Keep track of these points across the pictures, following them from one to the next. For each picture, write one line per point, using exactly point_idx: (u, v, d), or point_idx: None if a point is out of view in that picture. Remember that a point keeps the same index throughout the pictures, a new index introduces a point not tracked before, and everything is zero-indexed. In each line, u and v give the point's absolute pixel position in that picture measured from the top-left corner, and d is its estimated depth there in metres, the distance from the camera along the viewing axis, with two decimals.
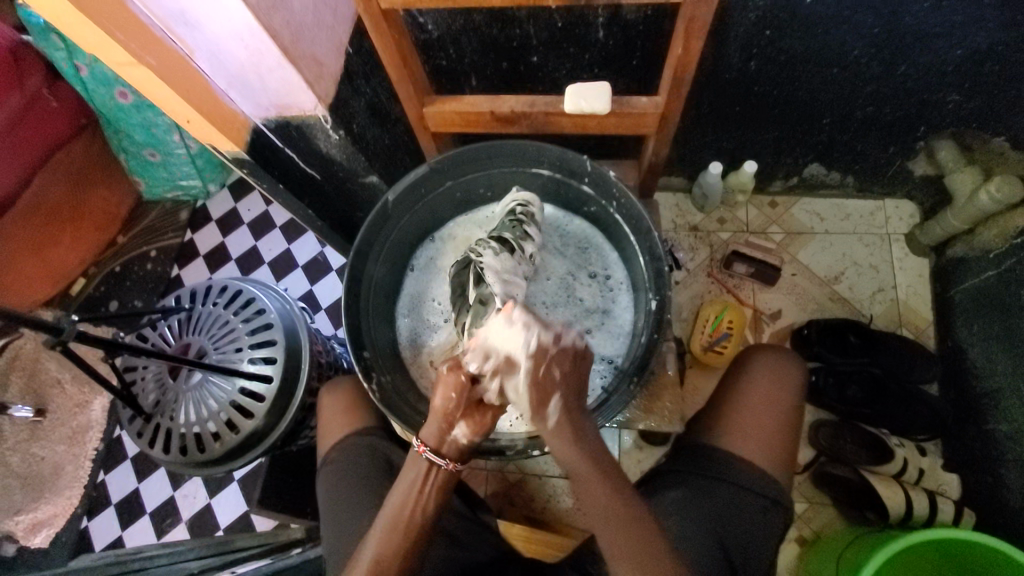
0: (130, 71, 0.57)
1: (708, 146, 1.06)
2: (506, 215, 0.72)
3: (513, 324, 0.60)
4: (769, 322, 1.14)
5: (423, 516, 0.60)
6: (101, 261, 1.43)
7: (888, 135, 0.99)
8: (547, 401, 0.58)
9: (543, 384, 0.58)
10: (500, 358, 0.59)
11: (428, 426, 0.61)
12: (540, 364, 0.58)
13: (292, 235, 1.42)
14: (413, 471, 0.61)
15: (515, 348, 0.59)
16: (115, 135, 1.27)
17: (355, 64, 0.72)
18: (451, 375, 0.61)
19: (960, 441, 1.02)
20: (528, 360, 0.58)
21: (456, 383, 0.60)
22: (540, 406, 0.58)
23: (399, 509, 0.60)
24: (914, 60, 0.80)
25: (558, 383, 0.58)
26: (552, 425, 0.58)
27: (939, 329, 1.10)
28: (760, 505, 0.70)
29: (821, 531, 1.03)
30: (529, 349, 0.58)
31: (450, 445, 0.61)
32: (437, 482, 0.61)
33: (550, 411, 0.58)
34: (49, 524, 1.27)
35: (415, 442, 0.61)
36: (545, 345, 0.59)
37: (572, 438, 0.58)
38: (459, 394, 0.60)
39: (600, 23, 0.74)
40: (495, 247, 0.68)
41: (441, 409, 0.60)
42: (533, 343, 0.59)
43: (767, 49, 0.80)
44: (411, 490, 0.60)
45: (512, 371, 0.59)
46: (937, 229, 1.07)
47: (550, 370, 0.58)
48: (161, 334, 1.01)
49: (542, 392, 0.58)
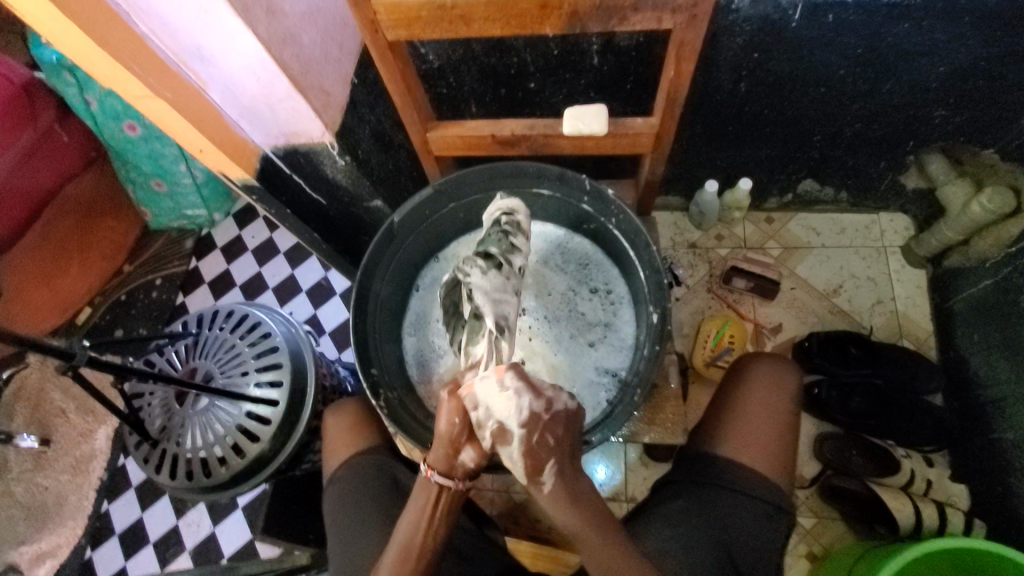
0: (147, 104, 0.60)
1: (703, 165, 1.09)
2: (491, 226, 0.70)
3: (506, 389, 0.58)
4: (771, 336, 1.15)
5: (434, 536, 0.61)
6: (107, 289, 1.45)
7: (879, 151, 1.01)
8: (542, 471, 0.58)
9: (537, 451, 0.58)
10: (494, 423, 0.58)
11: (436, 454, 0.60)
12: (533, 432, 0.58)
13: (297, 260, 1.45)
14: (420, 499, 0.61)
15: (507, 416, 0.57)
16: (123, 167, 1.30)
17: (361, 93, 0.75)
18: (456, 401, 0.59)
19: (966, 451, 1.02)
20: (519, 427, 0.57)
21: (462, 409, 0.59)
22: (535, 474, 0.58)
23: (409, 537, 0.60)
24: (898, 77, 0.83)
25: (551, 451, 0.58)
26: (547, 491, 0.58)
27: (940, 339, 1.11)
28: (762, 512, 0.70)
29: (831, 547, 1.02)
30: (523, 419, 0.57)
31: (458, 466, 0.61)
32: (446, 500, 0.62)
33: (545, 477, 0.58)
34: (52, 556, 1.26)
35: (423, 466, 0.61)
36: (537, 413, 0.58)
37: (570, 507, 0.59)
38: (465, 420, 0.59)
39: (595, 50, 0.77)
40: (481, 264, 0.67)
41: (447, 437, 0.60)
42: (525, 411, 0.57)
43: (756, 71, 0.83)
44: (418, 518, 0.61)
45: (504, 442, 0.58)
46: (932, 241, 1.09)
47: (543, 437, 0.58)
48: (167, 359, 1.02)
49: (536, 459, 0.58)
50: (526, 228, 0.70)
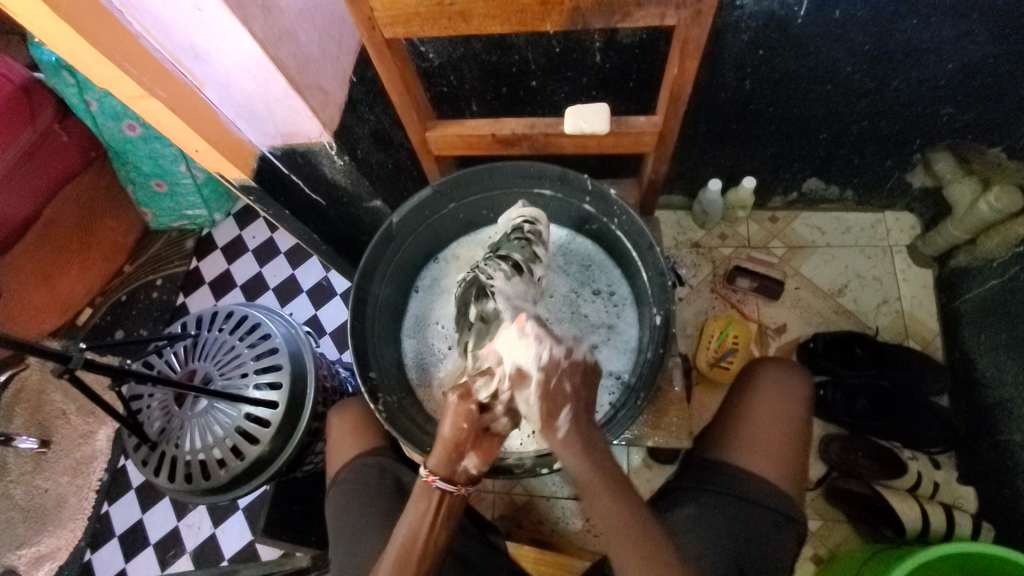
0: (142, 104, 0.59)
1: (706, 164, 1.07)
2: (512, 231, 0.70)
3: (525, 334, 0.61)
4: (775, 337, 1.13)
5: (433, 545, 0.60)
6: (108, 290, 1.44)
7: (885, 149, 1.00)
8: (557, 415, 0.57)
9: (553, 395, 0.58)
10: (511, 367, 0.59)
11: (439, 458, 0.59)
12: (551, 376, 0.58)
13: (297, 260, 1.44)
14: (420, 505, 0.60)
15: (525, 356, 0.59)
16: (123, 167, 1.30)
17: (359, 92, 0.74)
18: (463, 404, 0.59)
19: (973, 452, 1.01)
20: (538, 369, 0.59)
21: (469, 411, 0.58)
22: (550, 417, 0.57)
23: (408, 545, 0.59)
24: (905, 74, 0.82)
25: (568, 396, 0.58)
26: (562, 436, 0.56)
27: (947, 339, 1.09)
28: (773, 520, 0.69)
29: (837, 550, 1.01)
30: (541, 361, 0.59)
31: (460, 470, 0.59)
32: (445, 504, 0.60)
33: (560, 421, 0.57)
34: (52, 558, 1.26)
35: (425, 472, 0.59)
36: (557, 358, 0.60)
37: (580, 451, 0.57)
38: (472, 423, 0.58)
39: (597, 47, 0.76)
40: (505, 269, 0.68)
41: (452, 440, 0.58)
42: (544, 355, 0.59)
43: (760, 68, 0.82)
44: (418, 526, 0.59)
45: (523, 381, 0.59)
46: (939, 240, 1.07)
47: (562, 384, 0.59)
48: (166, 361, 1.01)
49: (553, 406, 0.57)
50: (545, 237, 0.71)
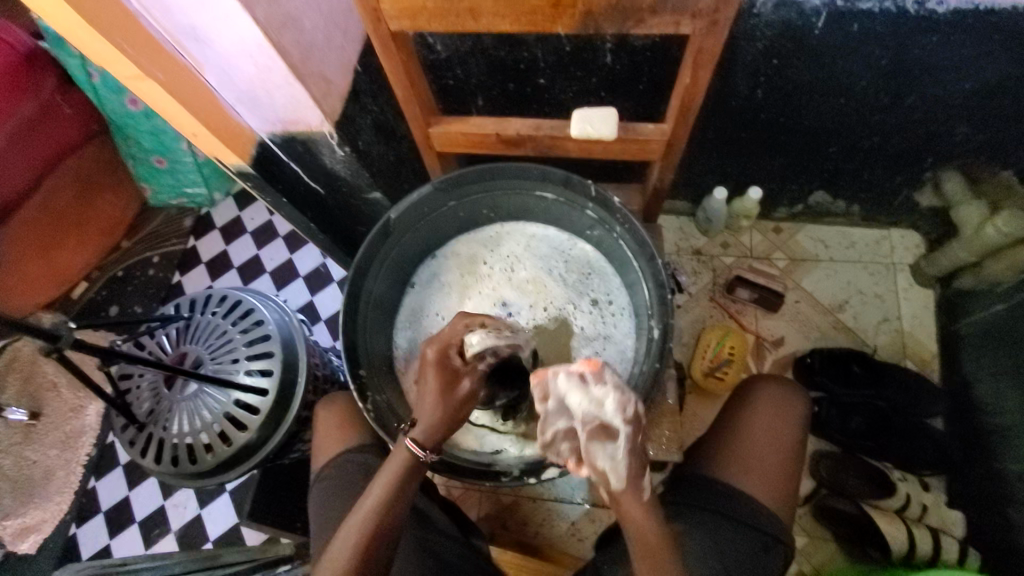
0: (139, 85, 0.57)
1: (713, 172, 1.06)
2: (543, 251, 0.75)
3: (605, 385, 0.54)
4: (772, 349, 1.12)
5: (394, 518, 0.57)
6: (104, 265, 1.44)
7: (895, 165, 0.99)
8: (643, 476, 0.53)
9: (638, 456, 0.53)
10: (593, 421, 0.53)
11: (415, 424, 0.59)
12: (635, 433, 0.53)
13: (295, 245, 1.42)
14: (388, 476, 0.58)
15: (610, 411, 0.53)
16: (124, 142, 1.28)
17: (363, 82, 0.72)
18: (432, 373, 0.60)
19: (965, 476, 1.01)
20: (625, 427, 0.52)
21: (438, 376, 0.59)
22: (634, 479, 0.53)
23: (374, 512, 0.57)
24: (921, 92, 0.80)
25: (651, 455, 0.54)
26: (645, 498, 0.54)
27: (944, 361, 1.09)
28: (762, 544, 0.69)
29: (821, 566, 1.01)
30: (627, 417, 0.53)
31: (429, 435, 0.59)
32: (412, 472, 0.59)
33: (644, 481, 0.54)
34: (38, 532, 1.25)
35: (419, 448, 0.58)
36: (638, 412, 0.54)
37: (649, 516, 0.54)
38: (440, 391, 0.59)
39: (608, 48, 0.74)
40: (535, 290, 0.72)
41: (426, 406, 0.59)
42: (631, 410, 0.53)
43: (775, 78, 0.80)
44: (386, 495, 0.57)
45: (608, 437, 0.53)
46: (943, 261, 1.06)
47: (641, 440, 0.54)
48: (158, 342, 1.01)
49: (638, 465, 0.53)
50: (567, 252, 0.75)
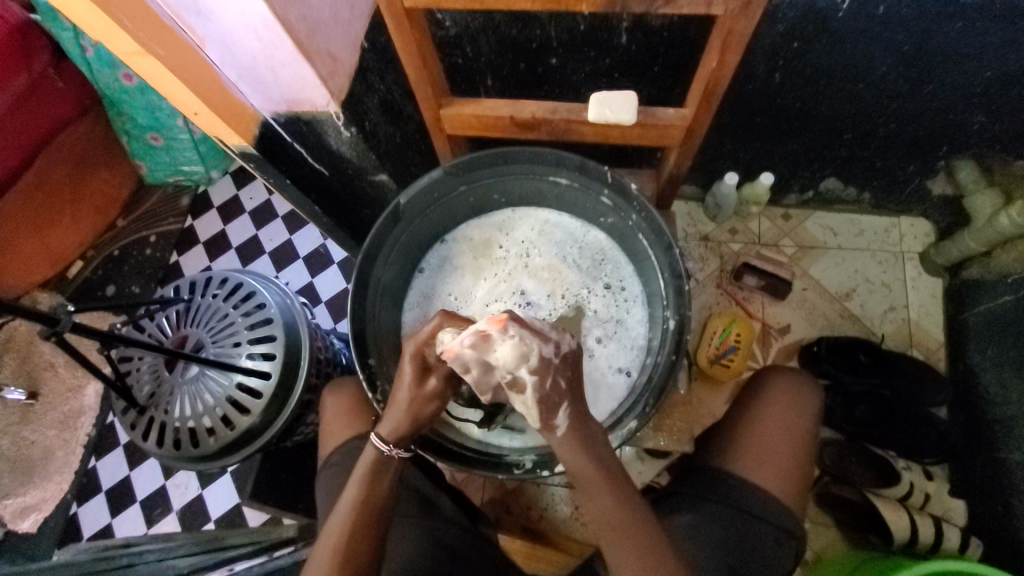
0: (138, 62, 0.55)
1: (724, 157, 1.04)
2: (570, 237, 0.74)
3: (509, 338, 0.53)
4: (778, 337, 1.12)
5: (375, 512, 0.59)
6: (100, 244, 1.41)
7: (911, 153, 0.97)
8: (555, 416, 0.54)
9: (549, 396, 0.53)
10: (506, 375, 0.53)
11: (384, 421, 0.60)
12: (544, 377, 0.53)
13: (294, 226, 1.40)
14: (360, 478, 0.60)
15: (517, 364, 0.52)
16: (118, 117, 1.24)
17: (370, 60, 0.69)
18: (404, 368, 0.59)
19: (968, 466, 1.01)
20: (532, 375, 0.53)
21: (408, 372, 0.58)
22: (549, 417, 0.54)
23: (350, 512, 0.59)
24: (942, 79, 0.78)
25: (565, 394, 0.54)
26: (562, 434, 0.54)
27: (950, 351, 1.08)
28: (774, 537, 0.69)
29: (823, 553, 1.02)
30: (530, 366, 0.53)
31: (396, 432, 0.59)
32: (382, 469, 0.60)
33: (559, 420, 0.54)
34: (38, 510, 1.25)
35: (386, 443, 0.60)
36: (547, 358, 0.53)
37: (583, 450, 0.54)
38: (411, 389, 0.59)
39: (624, 28, 0.72)
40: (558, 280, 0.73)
41: (396, 403, 0.59)
42: (534, 358, 0.53)
43: (794, 61, 0.78)
44: (362, 491, 0.60)
45: (517, 387, 0.53)
46: (953, 250, 1.05)
47: (555, 381, 0.54)
48: (158, 325, 0.99)
49: (552, 404, 0.53)
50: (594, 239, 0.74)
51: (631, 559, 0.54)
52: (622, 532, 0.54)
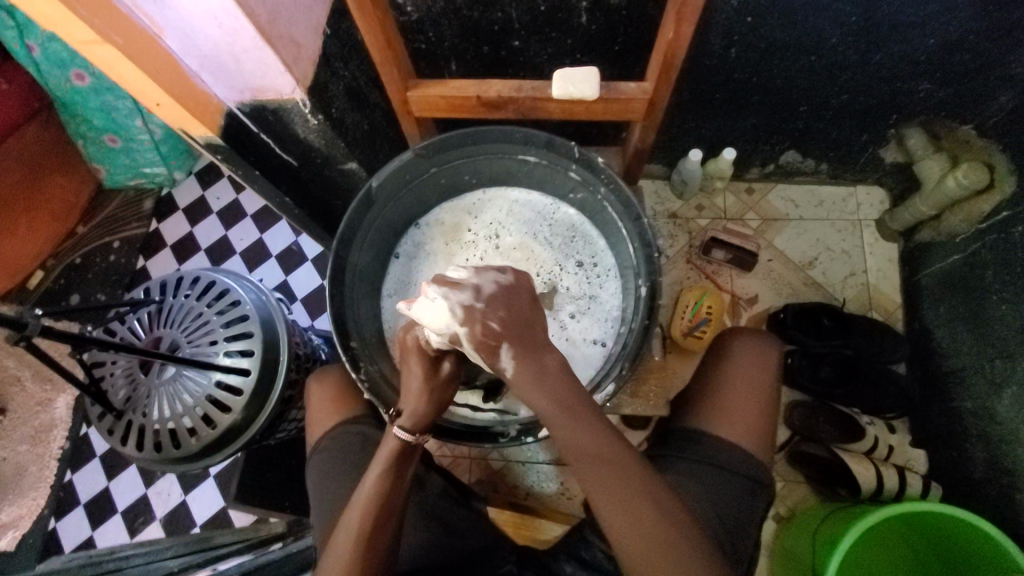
0: (94, 50, 0.54)
1: (687, 134, 1.07)
2: (539, 215, 0.76)
3: (433, 299, 0.54)
4: (747, 307, 1.16)
5: (391, 504, 0.60)
6: (60, 252, 1.37)
7: (862, 123, 1.01)
8: (496, 357, 0.52)
9: (485, 341, 0.52)
10: (442, 335, 0.54)
11: (403, 415, 0.60)
12: (475, 325, 0.53)
13: (264, 224, 1.38)
14: (380, 468, 0.60)
15: (446, 324, 0.53)
16: (72, 120, 1.21)
17: (333, 46, 0.69)
18: (413, 364, 0.60)
19: (927, 417, 1.07)
20: (461, 327, 0.53)
21: (419, 364, 0.59)
22: (496, 364, 0.53)
23: (372, 500, 0.59)
24: (886, 49, 0.82)
25: (499, 335, 0.52)
26: (511, 375, 0.52)
27: (907, 311, 1.14)
28: (745, 487, 0.73)
29: (796, 508, 1.07)
30: (456, 316, 0.53)
31: (417, 422, 0.60)
32: (404, 460, 0.61)
33: (504, 362, 0.52)
34: (15, 527, 1.22)
35: (410, 434, 0.60)
36: (467, 305, 0.53)
37: (536, 384, 0.51)
38: (426, 378, 0.60)
39: (583, 7, 0.73)
40: (526, 256, 0.74)
41: (413, 393, 0.60)
42: (456, 308, 0.53)
43: (747, 36, 0.81)
44: (377, 487, 0.60)
45: (456, 342, 0.54)
46: (906, 215, 1.10)
47: (487, 326, 0.52)
48: (130, 327, 0.97)
49: (489, 348, 0.52)
50: (560, 216, 0.76)
51: (599, 481, 0.53)
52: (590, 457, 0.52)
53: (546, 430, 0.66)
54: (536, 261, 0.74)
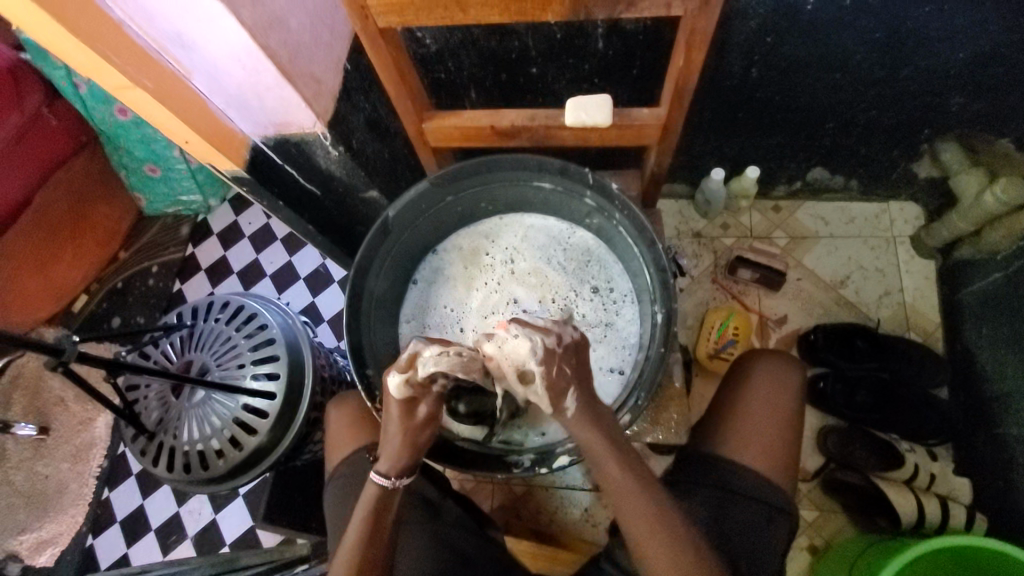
0: (126, 93, 0.57)
1: (711, 153, 1.06)
2: (554, 240, 0.76)
3: (515, 335, 0.55)
4: (776, 328, 1.12)
5: (377, 548, 0.60)
6: (104, 276, 1.43)
7: (892, 139, 0.98)
8: (563, 400, 0.56)
9: (558, 382, 0.55)
10: (514, 369, 0.55)
11: (382, 457, 0.60)
12: (552, 366, 0.55)
13: (293, 248, 1.42)
14: (361, 522, 0.60)
15: (523, 359, 0.54)
16: (116, 151, 1.27)
17: (354, 80, 0.71)
18: (392, 408, 0.59)
19: (971, 444, 1.01)
20: (539, 366, 0.54)
21: (399, 407, 0.58)
22: (558, 403, 0.56)
23: (357, 545, 0.59)
24: (913, 64, 0.80)
25: (570, 380, 0.56)
26: (571, 416, 0.57)
27: (948, 331, 1.09)
28: (766, 515, 0.70)
29: (833, 539, 1.02)
30: (538, 356, 0.54)
31: (396, 465, 0.60)
32: (385, 507, 0.61)
33: (567, 403, 0.56)
34: (54, 544, 1.26)
35: (391, 478, 0.60)
36: (551, 347, 0.55)
37: (593, 426, 0.57)
38: (402, 420, 0.59)
39: (600, 34, 0.74)
40: (540, 280, 0.74)
41: (392, 434, 0.60)
42: (539, 348, 0.54)
43: (768, 56, 0.80)
44: (364, 532, 0.60)
45: (526, 380, 0.55)
46: (943, 232, 1.06)
47: (561, 368, 0.55)
48: (163, 351, 1.00)
49: (558, 391, 0.55)
50: (575, 240, 0.75)
51: (632, 514, 0.56)
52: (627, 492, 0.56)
53: (561, 460, 0.66)
54: (550, 286, 0.74)
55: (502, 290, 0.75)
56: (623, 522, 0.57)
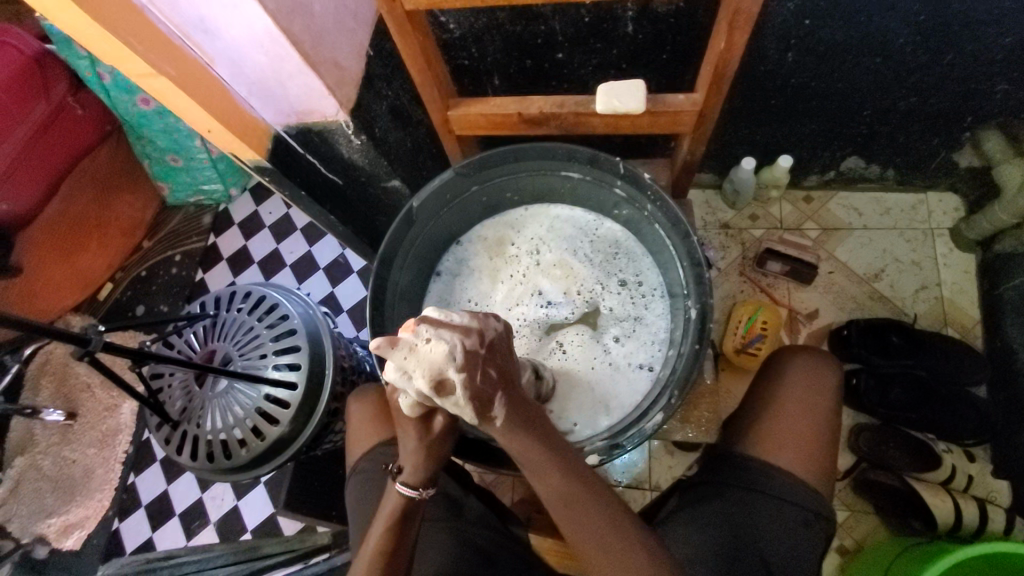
0: (149, 81, 0.56)
1: (741, 141, 1.02)
2: (582, 231, 0.74)
3: (425, 337, 0.43)
4: (806, 323, 1.09)
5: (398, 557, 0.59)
6: (127, 265, 1.44)
7: (933, 127, 0.94)
8: (491, 408, 0.46)
9: (483, 390, 0.45)
10: (426, 381, 0.43)
11: (405, 470, 0.59)
12: (475, 372, 0.45)
13: (313, 238, 1.41)
14: (379, 532, 0.60)
15: (440, 367, 0.43)
16: (139, 141, 1.27)
17: (377, 67, 0.69)
18: (409, 427, 0.57)
19: (1011, 445, 0.97)
20: (458, 372, 0.43)
21: (413, 427, 0.56)
22: (488, 411, 0.46)
23: (376, 556, 0.59)
24: (961, 48, 0.76)
25: (495, 384, 0.46)
26: (501, 426, 0.48)
27: (988, 329, 1.04)
28: (801, 518, 0.68)
29: (863, 541, 0.99)
30: (457, 362, 0.43)
31: (419, 477, 0.59)
32: (405, 521, 0.60)
33: (496, 411, 0.47)
34: (81, 527, 1.28)
35: (416, 490, 0.59)
36: (469, 349, 0.44)
37: (523, 433, 0.50)
38: (421, 438, 0.57)
39: (630, 17, 0.71)
40: (566, 272, 0.73)
41: (412, 450, 0.58)
42: (457, 350, 0.43)
43: (806, 39, 0.76)
44: (384, 540, 0.59)
45: (444, 390, 0.44)
46: (985, 224, 1.01)
47: (487, 373, 0.45)
48: (186, 340, 1.01)
49: (484, 399, 0.46)
50: (603, 232, 0.73)
51: (570, 520, 0.54)
52: (570, 499, 0.53)
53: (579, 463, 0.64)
54: (577, 279, 0.72)
55: (526, 282, 0.73)
56: (565, 527, 0.54)
